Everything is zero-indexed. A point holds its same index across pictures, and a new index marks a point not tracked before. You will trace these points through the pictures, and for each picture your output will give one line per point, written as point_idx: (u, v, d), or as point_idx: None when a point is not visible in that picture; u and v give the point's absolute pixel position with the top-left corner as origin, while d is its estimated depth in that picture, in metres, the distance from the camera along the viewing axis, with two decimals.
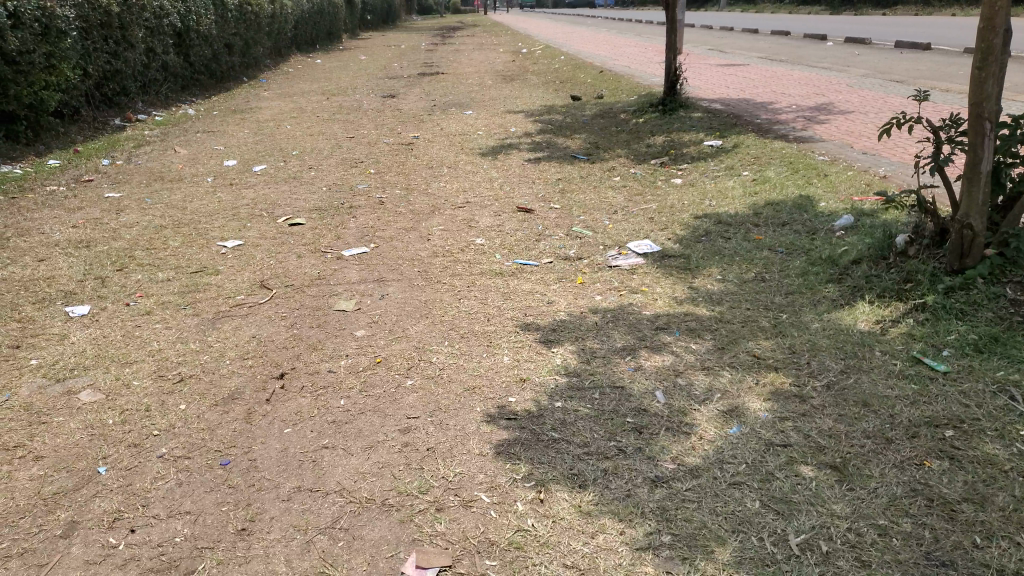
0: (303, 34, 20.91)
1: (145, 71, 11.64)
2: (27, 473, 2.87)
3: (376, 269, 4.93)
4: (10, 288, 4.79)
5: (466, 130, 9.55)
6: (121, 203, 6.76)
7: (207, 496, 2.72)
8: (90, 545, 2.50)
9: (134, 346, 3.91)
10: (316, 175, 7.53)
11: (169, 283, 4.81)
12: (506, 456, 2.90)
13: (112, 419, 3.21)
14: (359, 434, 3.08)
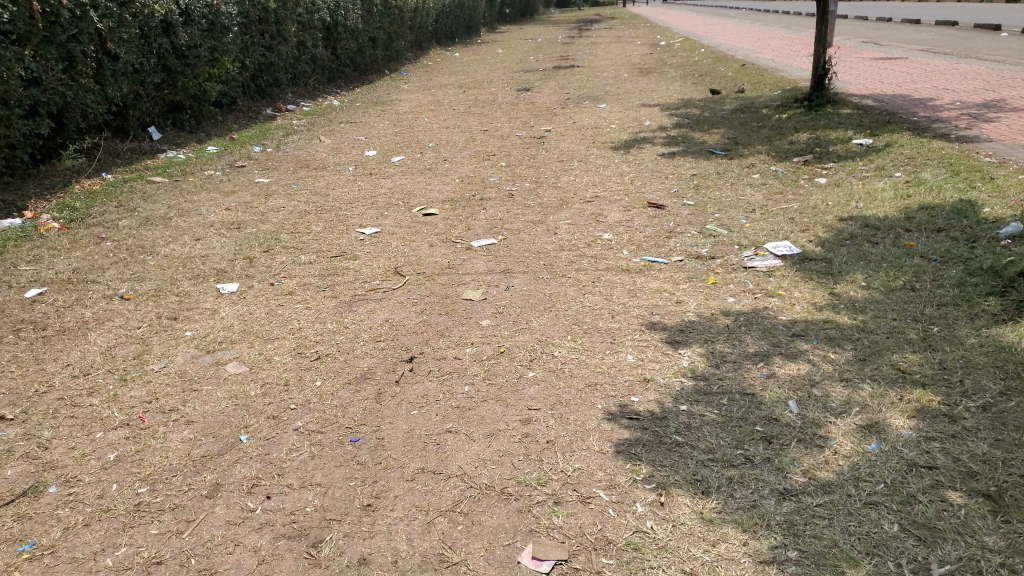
0: (443, 28, 21.45)
1: (297, 64, 12.32)
2: (179, 436, 3.12)
3: (504, 261, 4.99)
4: (171, 265, 5.21)
5: (600, 123, 9.49)
6: (270, 189, 7.18)
7: (337, 470, 2.86)
8: (231, 507, 2.68)
9: (276, 323, 4.15)
10: (450, 167, 7.70)
11: (310, 265, 5.07)
12: (626, 456, 2.87)
13: (254, 391, 3.43)
14: (481, 421, 3.13)
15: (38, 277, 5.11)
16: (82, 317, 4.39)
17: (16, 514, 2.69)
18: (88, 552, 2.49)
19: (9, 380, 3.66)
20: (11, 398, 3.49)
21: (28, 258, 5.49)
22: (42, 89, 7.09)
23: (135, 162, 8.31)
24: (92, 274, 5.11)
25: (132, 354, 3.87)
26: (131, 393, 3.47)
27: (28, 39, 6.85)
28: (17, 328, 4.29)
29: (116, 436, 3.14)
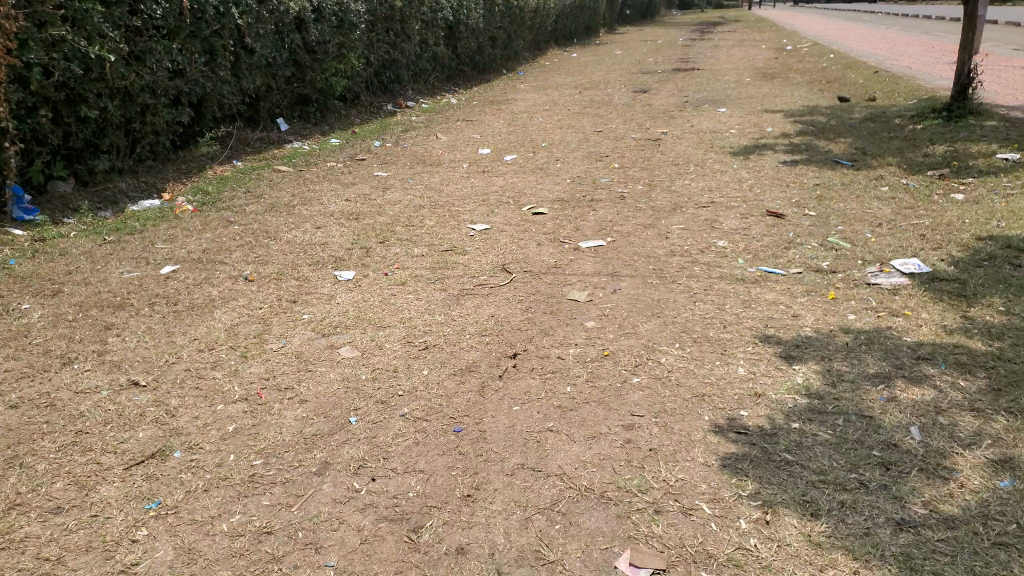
0: (562, 28, 21.48)
1: (418, 62, 12.65)
2: (292, 413, 3.27)
3: (612, 263, 4.96)
4: (292, 250, 5.46)
5: (718, 128, 9.26)
6: (387, 182, 7.42)
7: (440, 459, 2.92)
8: (338, 485, 2.78)
9: (388, 312, 4.28)
10: (562, 167, 7.71)
11: (422, 258, 5.20)
12: (731, 470, 2.79)
13: (364, 375, 3.55)
14: (583, 422, 3.13)
15: (172, 255, 5.48)
16: (210, 295, 4.67)
17: (144, 474, 2.90)
18: (207, 516, 2.66)
19: (143, 349, 3.95)
20: (144, 366, 3.76)
21: (165, 237, 5.90)
22: (184, 80, 7.62)
23: (264, 151, 8.76)
24: (220, 255, 5.42)
25: (253, 333, 4.08)
26: (250, 369, 3.67)
27: (176, 33, 7.39)
28: (152, 301, 4.62)
29: (236, 409, 3.33)
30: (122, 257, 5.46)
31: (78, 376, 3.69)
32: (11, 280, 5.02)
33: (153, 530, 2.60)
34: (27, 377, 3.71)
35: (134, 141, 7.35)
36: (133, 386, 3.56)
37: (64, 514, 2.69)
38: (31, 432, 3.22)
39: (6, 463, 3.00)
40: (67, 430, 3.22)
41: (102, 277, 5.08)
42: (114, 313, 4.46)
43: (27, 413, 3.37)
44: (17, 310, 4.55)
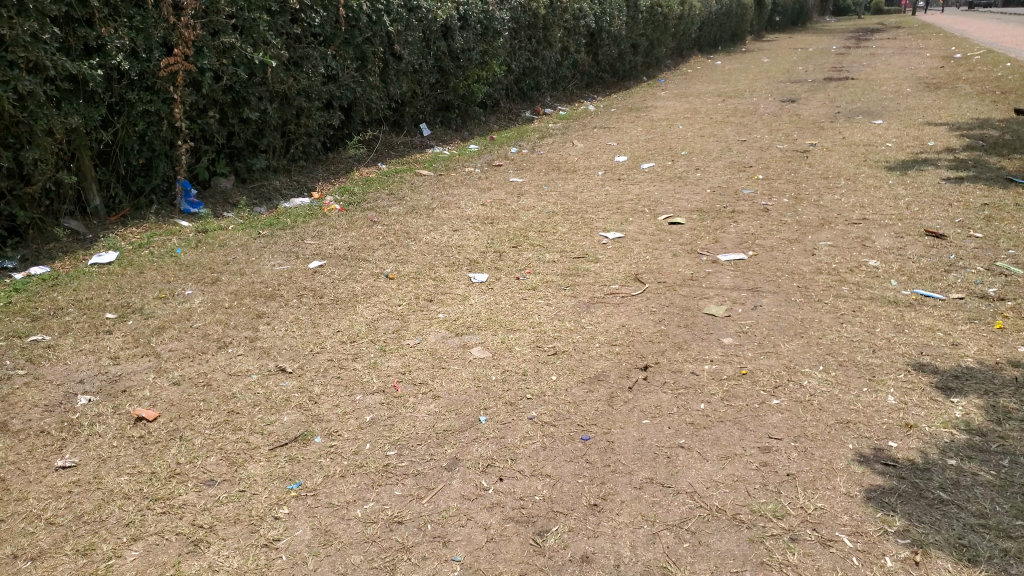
0: (706, 35, 21.00)
1: (559, 69, 12.75)
2: (426, 408, 3.38)
3: (751, 278, 4.80)
4: (429, 251, 5.64)
5: (873, 141, 8.76)
6: (523, 187, 7.52)
7: (567, 465, 2.92)
8: (467, 482, 2.84)
9: (519, 316, 4.34)
10: (701, 177, 7.53)
11: (554, 264, 5.23)
12: (877, 504, 2.63)
13: (495, 376, 3.62)
14: (717, 442, 3.04)
15: (319, 251, 5.79)
16: (352, 290, 4.90)
17: (288, 456, 3.08)
18: (343, 501, 2.79)
19: (290, 338, 4.20)
20: (291, 353, 4.00)
21: (313, 234, 6.25)
22: (337, 85, 8.05)
23: (407, 155, 9.10)
24: (363, 253, 5.68)
25: (390, 329, 4.25)
26: (388, 363, 3.82)
27: (332, 40, 7.83)
28: (300, 293, 4.90)
29: (373, 400, 3.47)
30: (274, 250, 5.83)
31: (232, 359, 3.98)
32: (177, 268, 5.48)
33: (294, 509, 2.75)
34: (188, 358, 4.04)
35: (289, 142, 7.86)
36: (281, 372, 3.80)
37: (216, 487, 2.91)
38: (190, 408, 3.50)
39: (168, 435, 3.29)
40: (221, 408, 3.48)
41: (256, 268, 5.45)
42: (266, 303, 4.77)
43: (187, 390, 3.67)
44: (181, 296, 4.96)
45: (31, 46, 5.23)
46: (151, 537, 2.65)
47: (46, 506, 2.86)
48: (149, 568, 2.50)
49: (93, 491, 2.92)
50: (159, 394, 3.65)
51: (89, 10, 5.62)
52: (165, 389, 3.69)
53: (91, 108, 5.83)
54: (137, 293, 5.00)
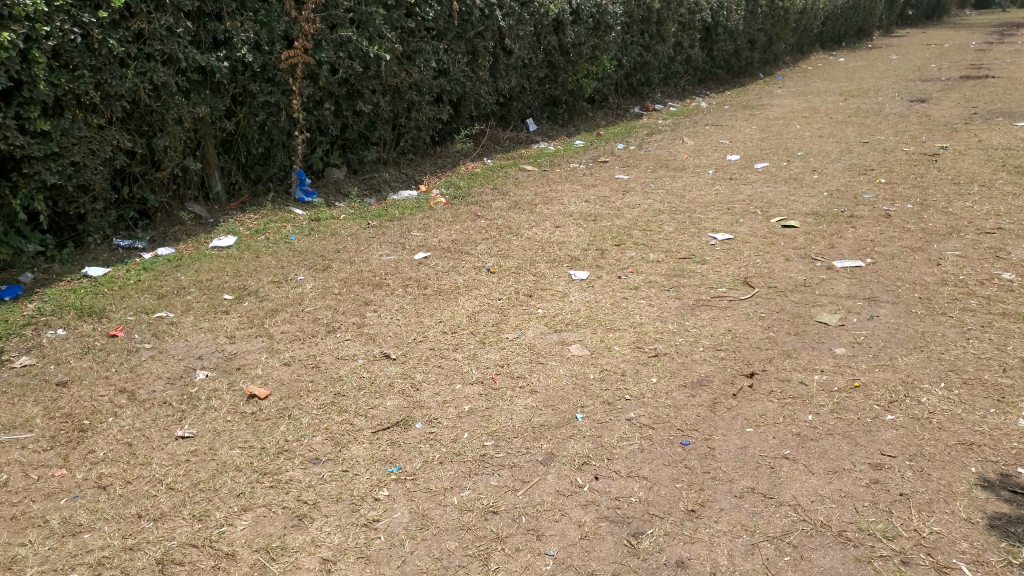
0: (829, 31, 20.14)
1: (670, 65, 12.53)
2: (523, 401, 3.40)
3: (868, 287, 4.58)
4: (532, 246, 5.67)
5: (1012, 145, 8.17)
6: (629, 185, 7.44)
7: (664, 469, 2.88)
8: (562, 478, 2.85)
9: (620, 315, 4.30)
10: (818, 179, 7.24)
11: (658, 264, 5.16)
12: (1000, 533, 2.47)
13: (594, 374, 3.60)
14: (824, 455, 2.92)
15: (425, 243, 5.92)
16: (455, 282, 4.99)
17: (389, 440, 3.17)
18: (440, 487, 2.84)
19: (395, 326, 4.32)
20: (395, 341, 4.11)
21: (419, 226, 6.40)
22: (448, 79, 8.21)
23: (513, 149, 9.17)
24: (467, 246, 5.77)
25: (491, 321, 4.30)
26: (487, 355, 3.87)
27: (444, 34, 7.98)
28: (405, 283, 5.03)
29: (472, 390, 3.53)
30: (382, 241, 6.01)
31: (340, 344, 4.13)
32: (291, 254, 5.73)
33: (393, 492, 2.83)
34: (298, 340, 4.22)
35: (400, 135, 8.08)
36: (384, 358, 3.91)
37: (321, 465, 3.03)
38: (299, 388, 3.66)
39: (278, 412, 3.45)
40: (327, 389, 3.62)
41: (364, 257, 5.63)
42: (372, 291, 4.92)
43: (296, 371, 3.84)
44: (294, 281, 5.18)
45: (166, 39, 5.63)
46: (260, 509, 2.79)
47: (167, 471, 3.06)
48: (256, 538, 2.63)
49: (208, 461, 3.11)
50: (271, 373, 3.83)
51: (219, 5, 5.98)
52: (276, 368, 3.87)
53: (217, 98, 6.19)
54: (254, 277, 5.26)
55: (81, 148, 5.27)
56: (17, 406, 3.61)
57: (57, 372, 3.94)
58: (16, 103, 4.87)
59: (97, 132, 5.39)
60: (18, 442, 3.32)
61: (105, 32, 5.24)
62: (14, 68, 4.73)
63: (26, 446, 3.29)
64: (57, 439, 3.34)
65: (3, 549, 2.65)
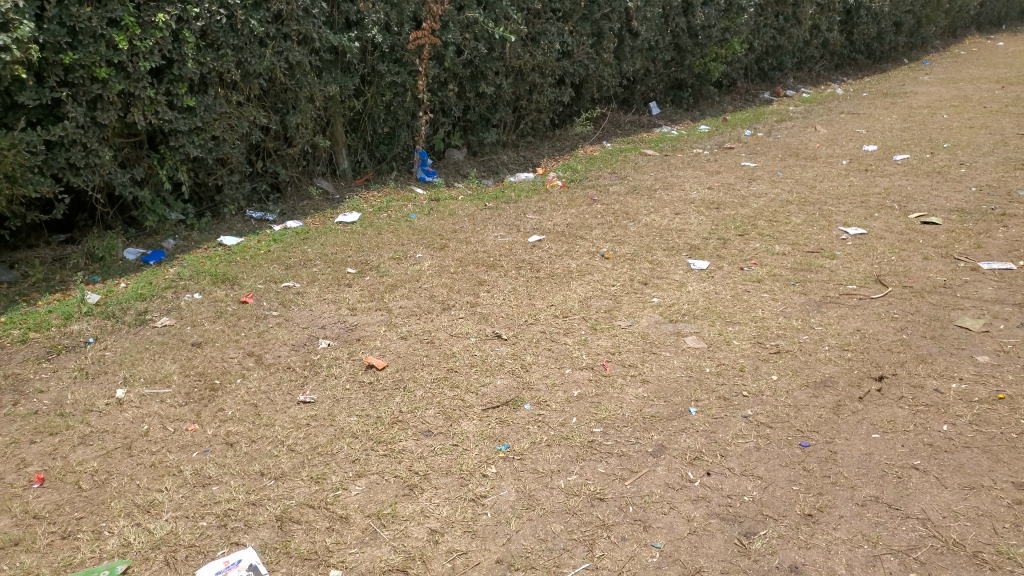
0: (987, 13, 18.62)
1: (806, 49, 11.96)
2: (634, 391, 3.35)
3: (1018, 292, 4.23)
4: (650, 233, 5.57)
5: None
6: (755, 173, 7.16)
7: (781, 470, 2.77)
8: (672, 471, 2.79)
9: (740, 308, 4.16)
10: (965, 174, 6.73)
11: (783, 257, 4.95)
12: None
13: (709, 368, 3.50)
14: (960, 469, 2.73)
15: (540, 225, 5.93)
16: (569, 267, 4.97)
17: (498, 418, 3.20)
18: (548, 469, 2.85)
19: (509, 307, 4.35)
20: (508, 322, 4.14)
21: (535, 208, 6.41)
22: (571, 61, 8.17)
23: (634, 134, 9.02)
24: (583, 231, 5.73)
25: (604, 308, 4.26)
26: (599, 342, 3.83)
27: (570, 16, 7.95)
28: (519, 265, 5.05)
29: (583, 376, 3.51)
30: (498, 222, 6.05)
31: (454, 321, 4.20)
32: (411, 232, 5.87)
33: (501, 470, 2.86)
34: (415, 315, 4.33)
35: (520, 117, 8.12)
36: (497, 338, 3.95)
37: (432, 438, 3.10)
38: (414, 361, 3.75)
39: (393, 384, 3.55)
40: (441, 365, 3.69)
41: (481, 238, 5.69)
42: (487, 271, 4.97)
43: (411, 345, 3.94)
44: (413, 258, 5.31)
45: (303, 20, 5.87)
46: (373, 476, 2.89)
47: (288, 433, 3.21)
48: (369, 504, 2.72)
49: (327, 426, 3.24)
50: (388, 346, 3.95)
51: None
52: (392, 342, 3.98)
53: (347, 77, 6.41)
54: (375, 252, 5.43)
55: (221, 124, 5.59)
56: (158, 362, 3.88)
57: (193, 333, 4.21)
58: (166, 80, 5.24)
59: (237, 109, 5.70)
60: (157, 396, 3.57)
61: (248, 13, 5.52)
62: (166, 47, 5.09)
63: (165, 400, 3.54)
64: (191, 395, 3.57)
65: (142, 493, 2.87)
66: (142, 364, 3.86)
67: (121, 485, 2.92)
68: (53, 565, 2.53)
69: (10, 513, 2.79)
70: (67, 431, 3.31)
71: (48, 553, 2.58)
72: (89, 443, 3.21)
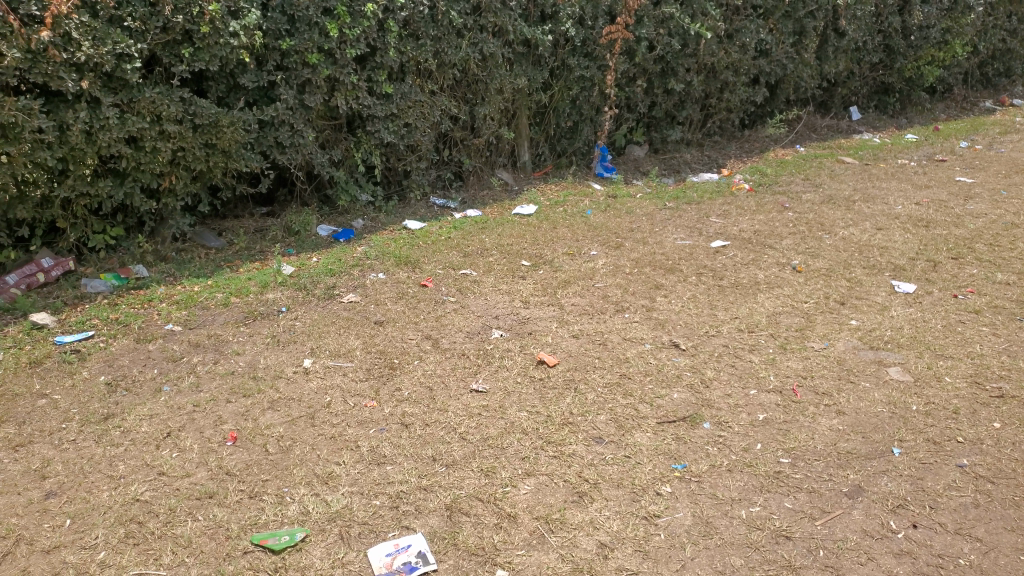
0: None
1: None
2: (827, 422, 3.07)
3: None
4: (846, 248, 5.15)
5: None
6: (972, 190, 6.44)
7: (1006, 534, 2.44)
8: (870, 517, 2.53)
9: (953, 341, 3.73)
10: None
11: (1007, 287, 4.39)
12: None
13: (916, 406, 3.15)
14: None
15: (723, 231, 5.64)
16: (755, 277, 4.69)
17: (675, 434, 3.04)
18: (728, 497, 2.67)
19: (688, 315, 4.16)
20: (687, 331, 3.95)
21: (719, 212, 6.11)
22: (768, 60, 7.76)
23: (830, 138, 8.42)
24: (771, 240, 5.39)
25: (795, 326, 3.96)
26: (788, 363, 3.56)
27: (772, 13, 7.53)
28: (700, 271, 4.83)
29: (769, 399, 3.27)
30: (678, 224, 5.83)
31: (629, 325, 4.06)
32: (587, 228, 5.78)
33: (676, 491, 2.72)
34: (588, 314, 4.24)
35: (707, 117, 7.82)
36: (674, 348, 3.77)
37: (604, 446, 2.99)
38: (586, 362, 3.66)
39: (564, 383, 3.48)
40: (614, 370, 3.58)
41: (660, 239, 5.50)
42: (665, 275, 4.79)
43: (584, 345, 3.85)
44: (587, 255, 5.22)
45: (500, 12, 5.94)
46: (542, 477, 2.83)
47: (460, 422, 3.22)
48: (537, 506, 2.67)
49: (498, 419, 3.22)
50: (560, 343, 3.89)
51: None
52: (565, 339, 3.92)
53: (536, 70, 6.45)
54: (551, 246, 5.39)
55: (414, 111, 5.76)
56: (342, 337, 4.05)
57: (375, 312, 4.36)
58: (369, 67, 5.45)
59: (430, 98, 5.85)
60: (340, 369, 3.72)
61: (449, 4, 5.65)
62: (372, 35, 5.29)
63: (347, 373, 3.68)
64: (371, 371, 3.69)
65: (321, 464, 2.98)
66: (327, 338, 4.03)
67: (303, 454, 3.05)
68: (241, 523, 2.67)
69: (206, 466, 2.99)
70: (259, 394, 3.51)
71: (237, 510, 2.73)
72: (277, 408, 3.39)
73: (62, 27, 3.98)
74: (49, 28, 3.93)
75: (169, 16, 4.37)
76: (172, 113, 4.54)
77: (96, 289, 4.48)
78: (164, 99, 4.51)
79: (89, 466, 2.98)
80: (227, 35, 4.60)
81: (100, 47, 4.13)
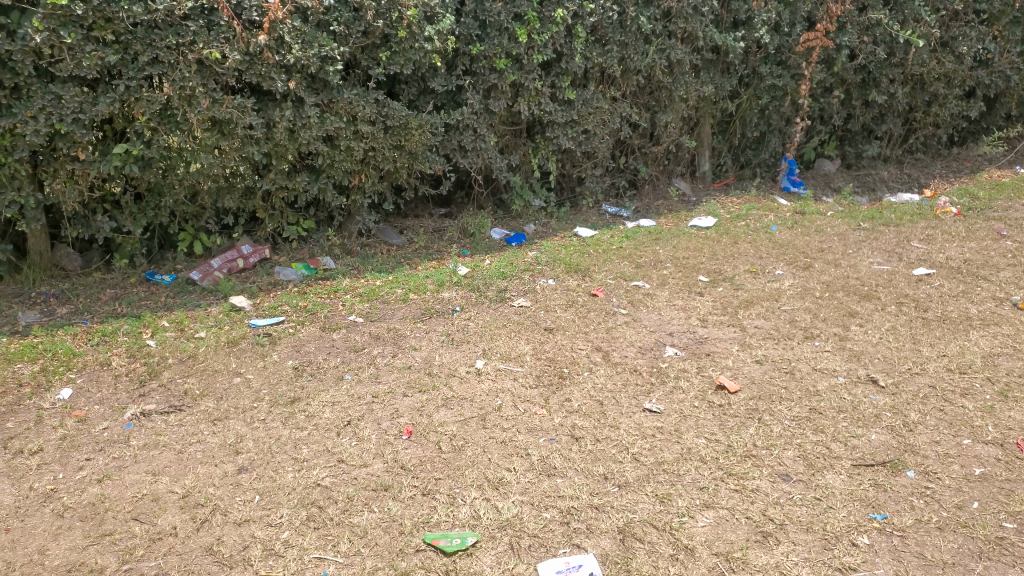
0: None
1: None
2: None
3: None
4: None
5: None
6: None
7: None
8: None
9: None
10: None
11: None
12: None
13: None
14: None
15: (928, 257, 5.13)
16: (967, 312, 4.21)
17: (873, 480, 2.76)
18: (939, 558, 2.39)
19: (886, 348, 3.79)
20: (886, 366, 3.60)
21: (922, 236, 5.58)
22: (988, 70, 7.01)
23: None
24: (985, 271, 4.83)
25: (1017, 371, 3.51)
26: (1009, 413, 3.15)
27: (998, 19, 6.79)
28: (900, 300, 4.41)
29: (987, 452, 2.90)
30: (875, 247, 5.37)
31: (818, 354, 3.76)
32: (771, 245, 5.47)
33: (876, 544, 2.46)
34: (773, 339, 3.97)
35: (910, 131, 7.20)
36: (871, 383, 3.44)
37: (792, 484, 2.77)
38: (771, 392, 3.42)
39: (747, 412, 3.26)
40: (803, 402, 3.31)
41: (854, 262, 5.09)
42: (860, 302, 4.41)
43: (768, 372, 3.61)
44: (771, 274, 4.92)
45: (691, 17, 5.75)
46: (722, 510, 2.65)
47: (634, 441, 3.10)
48: (718, 541, 2.51)
49: (674, 443, 3.07)
50: (741, 367, 3.66)
51: None
52: (747, 364, 3.68)
53: (724, 78, 6.21)
54: (731, 263, 5.13)
55: (596, 118, 5.69)
56: (514, 341, 4.04)
57: (546, 318, 4.33)
58: (554, 72, 5.44)
59: (611, 104, 5.77)
60: (511, 373, 3.71)
61: (639, 10, 5.54)
62: (560, 40, 5.28)
63: (517, 378, 3.66)
64: (541, 379, 3.64)
65: (492, 468, 2.96)
66: (499, 341, 4.04)
67: (474, 456, 3.05)
68: (414, 519, 2.69)
69: (382, 458, 3.06)
70: (433, 391, 3.56)
71: (411, 506, 2.77)
72: (451, 407, 3.42)
73: (277, 31, 4.25)
74: (266, 32, 4.22)
75: (371, 21, 4.55)
76: (366, 113, 4.74)
77: (288, 278, 4.75)
78: (360, 101, 4.72)
79: (276, 446, 3.14)
80: (422, 39, 4.74)
81: (307, 50, 4.38)
